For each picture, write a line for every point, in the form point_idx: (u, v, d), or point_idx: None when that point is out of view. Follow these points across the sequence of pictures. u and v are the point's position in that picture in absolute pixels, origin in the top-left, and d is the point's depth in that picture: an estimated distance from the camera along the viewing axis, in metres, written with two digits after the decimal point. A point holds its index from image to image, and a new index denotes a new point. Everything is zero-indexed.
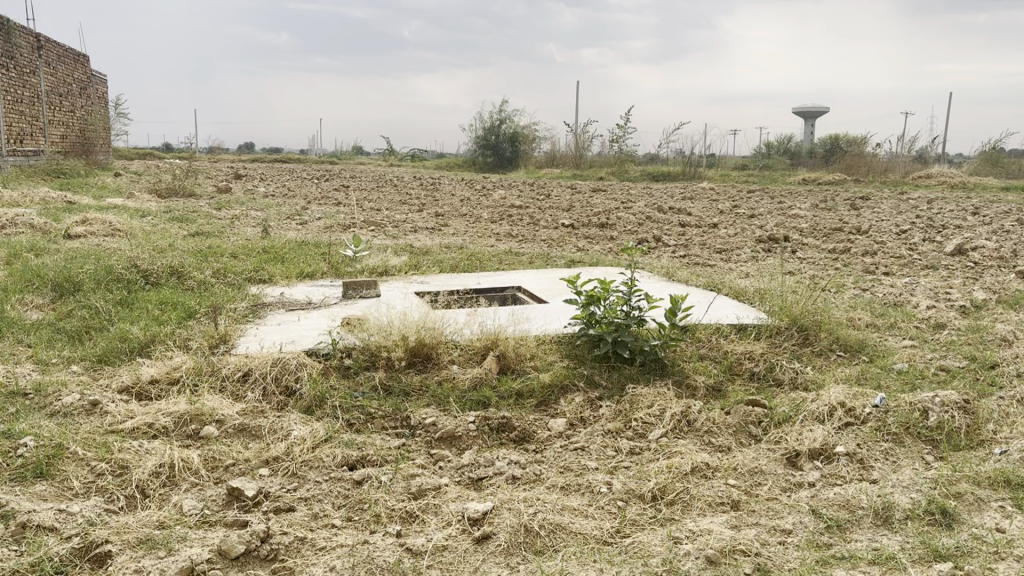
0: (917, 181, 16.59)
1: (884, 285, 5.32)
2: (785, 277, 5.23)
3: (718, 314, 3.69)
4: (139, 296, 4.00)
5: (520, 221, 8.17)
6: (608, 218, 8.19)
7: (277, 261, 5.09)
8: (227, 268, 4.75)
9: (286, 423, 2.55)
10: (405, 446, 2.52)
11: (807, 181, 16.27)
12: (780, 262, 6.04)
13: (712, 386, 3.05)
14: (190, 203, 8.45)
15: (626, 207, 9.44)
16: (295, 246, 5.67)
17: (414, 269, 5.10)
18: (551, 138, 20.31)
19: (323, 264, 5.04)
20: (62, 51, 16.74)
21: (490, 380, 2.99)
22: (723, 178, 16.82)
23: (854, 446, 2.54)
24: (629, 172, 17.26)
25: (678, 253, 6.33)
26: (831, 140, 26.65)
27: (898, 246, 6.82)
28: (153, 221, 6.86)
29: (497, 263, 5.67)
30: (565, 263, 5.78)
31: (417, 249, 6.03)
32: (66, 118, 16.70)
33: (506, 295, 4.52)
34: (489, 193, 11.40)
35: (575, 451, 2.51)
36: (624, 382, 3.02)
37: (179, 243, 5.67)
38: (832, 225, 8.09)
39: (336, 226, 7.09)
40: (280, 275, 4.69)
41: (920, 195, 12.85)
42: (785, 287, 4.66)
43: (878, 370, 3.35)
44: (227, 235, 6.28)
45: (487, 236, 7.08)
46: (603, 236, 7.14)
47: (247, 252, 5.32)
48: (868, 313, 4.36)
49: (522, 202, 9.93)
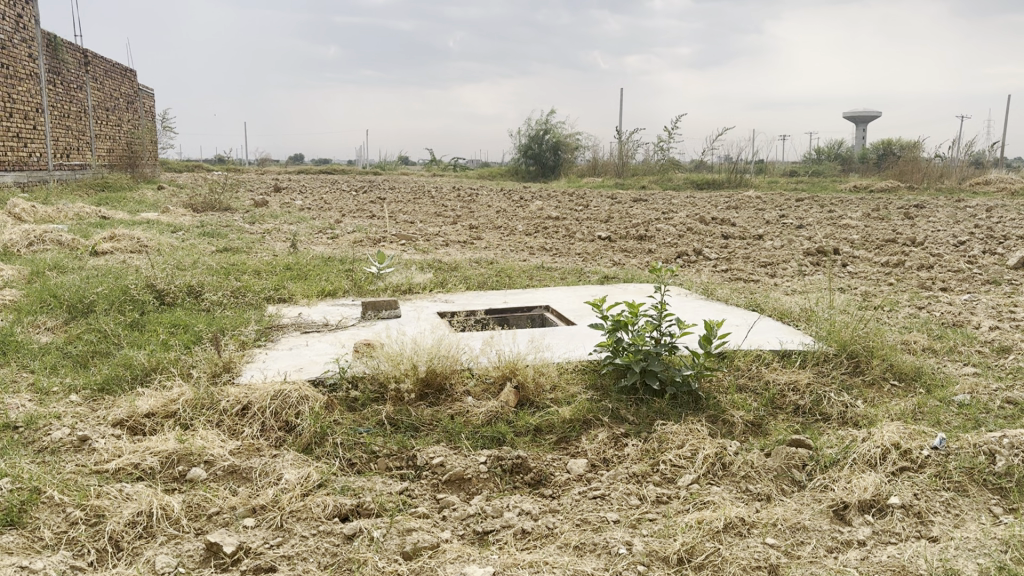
0: (975, 188, 15.95)
1: (941, 302, 4.97)
2: (834, 295, 4.91)
3: (759, 339, 3.40)
4: (151, 318, 3.86)
5: (556, 233, 7.94)
6: (647, 230, 7.91)
7: (300, 278, 4.93)
8: (247, 286, 4.60)
9: (280, 465, 2.35)
10: (407, 491, 2.30)
11: (858, 189, 15.73)
12: (828, 277, 5.71)
13: (751, 422, 2.78)
14: (224, 216, 8.40)
15: (667, 218, 9.15)
16: (320, 261, 5.52)
17: (440, 287, 4.90)
18: (593, 146, 20.05)
19: (346, 281, 4.87)
20: (109, 66, 17.01)
21: (506, 413, 2.76)
22: (770, 186, 16.38)
23: (910, 497, 2.24)
24: (673, 181, 16.93)
25: (719, 267, 6.04)
26: (883, 145, 25.89)
27: (956, 259, 6.43)
28: (183, 236, 6.78)
29: (528, 279, 5.45)
30: (599, 278, 5.53)
31: (446, 263, 5.83)
32: (113, 132, 16.96)
33: (534, 315, 4.28)
34: (528, 204, 11.20)
35: (594, 499, 2.26)
36: (653, 417, 2.76)
37: (204, 260, 5.55)
38: (884, 236, 7.71)
39: (366, 240, 6.93)
40: (301, 294, 4.53)
41: (979, 203, 12.29)
42: (834, 307, 4.34)
43: (937, 403, 3.04)
44: (255, 250, 6.16)
45: (521, 250, 6.86)
46: (641, 249, 6.88)
47: (270, 269, 5.18)
48: (925, 335, 4.03)
49: (559, 213, 9.70)
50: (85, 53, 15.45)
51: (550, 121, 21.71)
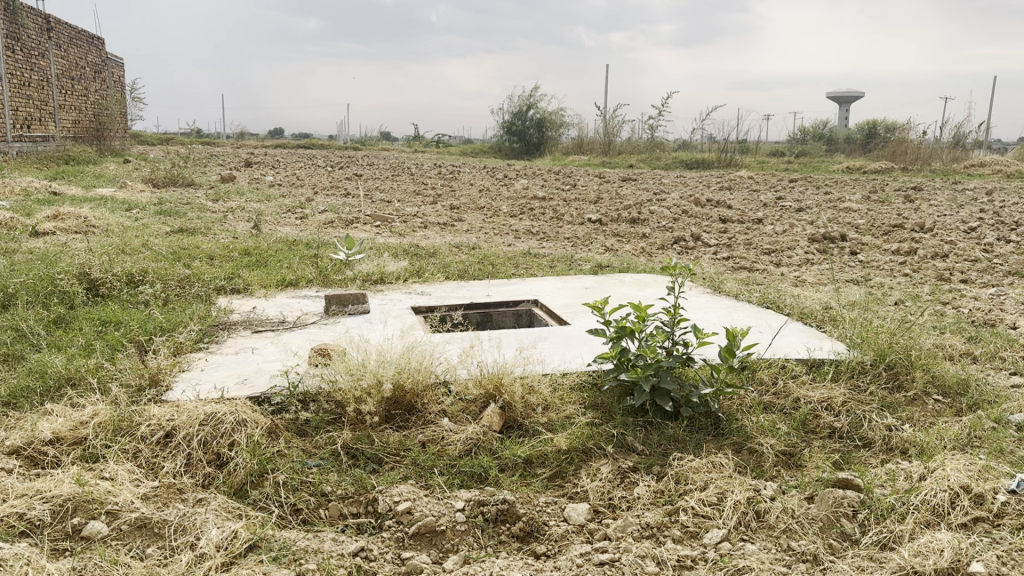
0: (969, 170, 15.58)
1: (966, 297, 4.53)
2: (850, 289, 4.46)
3: (784, 346, 2.93)
4: (79, 313, 3.33)
5: (543, 215, 7.46)
6: (639, 212, 7.43)
7: (258, 265, 4.42)
8: (197, 274, 4.08)
9: (202, 518, 1.85)
10: (363, 552, 1.82)
11: (850, 171, 15.31)
12: (838, 267, 5.27)
13: (783, 454, 2.32)
14: (187, 193, 7.85)
15: (659, 199, 8.67)
16: (284, 246, 5.00)
17: (415, 277, 4.39)
18: (579, 123, 19.55)
19: (310, 269, 4.35)
20: (75, 33, 16.26)
21: (489, 442, 2.27)
22: (761, 166, 15.92)
23: (995, 563, 1.78)
24: (661, 160, 16.44)
25: (719, 256, 5.57)
26: (870, 125, 25.51)
27: (971, 247, 6.00)
28: (137, 215, 6.21)
29: (513, 267, 4.97)
30: (591, 267, 5.05)
31: (423, 249, 5.33)
32: (79, 102, 16.22)
33: (521, 311, 3.82)
34: (512, 183, 10.70)
35: (598, 563, 1.79)
36: (667, 446, 2.28)
37: (154, 242, 5.01)
38: (891, 220, 7.28)
39: (338, 222, 6.41)
40: (258, 284, 4.03)
41: (977, 185, 11.91)
42: (856, 305, 3.88)
43: (997, 424, 2.57)
44: (214, 231, 5.63)
45: (505, 234, 6.37)
46: (635, 234, 6.41)
47: (226, 254, 4.65)
48: (961, 337, 3.58)
49: (546, 193, 9.21)
50: (47, 18, 14.68)
51: (534, 97, 21.16)
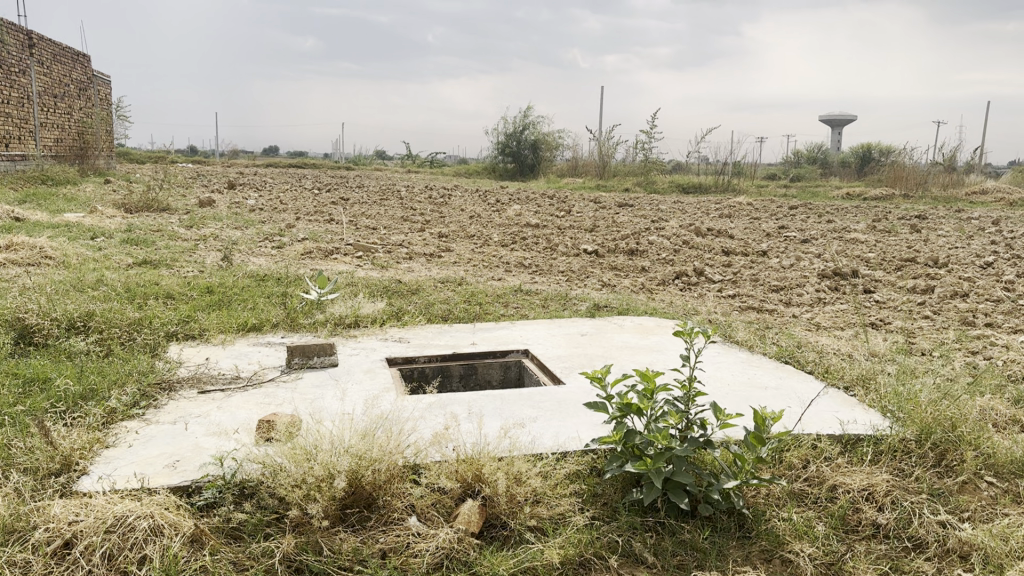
0: (971, 196, 15.27)
1: (998, 343, 4.13)
2: (871, 337, 4.06)
3: (812, 418, 2.52)
4: (1, 367, 2.91)
5: (535, 245, 7.08)
6: (637, 242, 7.05)
7: (220, 306, 4.01)
8: (149, 317, 3.66)
9: None
10: None
11: (850, 197, 15.01)
12: (853, 308, 4.88)
13: (823, 565, 1.90)
14: (160, 219, 7.44)
15: (657, 227, 8.30)
16: (253, 282, 4.59)
17: (394, 320, 3.97)
18: (573, 145, 19.24)
19: (277, 310, 3.93)
20: (59, 49, 15.92)
21: (465, 551, 1.85)
22: (758, 191, 15.59)
23: None
24: (656, 184, 16.12)
25: (723, 294, 5.19)
26: (866, 147, 25.24)
27: (991, 285, 5.61)
28: (100, 244, 5.80)
29: (501, 307, 4.58)
30: (588, 307, 4.65)
31: (405, 285, 4.93)
32: (62, 120, 15.82)
33: (509, 362, 3.40)
34: (505, 208, 10.34)
35: None
36: (683, 557, 1.86)
37: (111, 276, 4.59)
38: (902, 253, 6.91)
39: (317, 252, 6.00)
40: (217, 329, 3.61)
41: (982, 213, 11.57)
42: (883, 361, 3.48)
43: None
44: (179, 264, 5.22)
45: (495, 267, 5.98)
46: (633, 267, 6.03)
47: (187, 292, 4.24)
48: (1005, 396, 3.17)
49: (539, 220, 8.84)
50: (29, 35, 14.32)
51: (529, 118, 20.86)
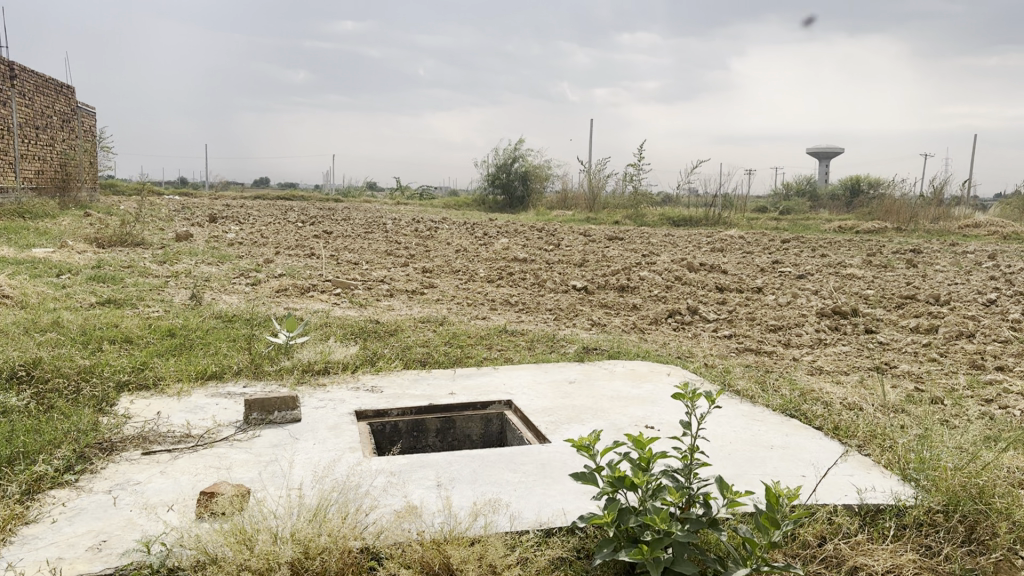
0: (964, 230, 15.11)
1: (1012, 389, 3.87)
2: (877, 385, 3.80)
3: (826, 487, 2.25)
4: None
5: (522, 281, 6.82)
6: (628, 278, 6.81)
7: (182, 351, 3.73)
8: (102, 364, 3.37)
9: None
10: None
11: (843, 230, 14.85)
12: (854, 351, 4.63)
13: None
14: (133, 254, 7.16)
15: (648, 262, 8.07)
16: (221, 324, 4.32)
17: (367, 366, 3.69)
18: (563, 177, 19.09)
19: (242, 356, 3.66)
20: (43, 81, 15.72)
21: None
22: (750, 224, 15.42)
23: None
24: (646, 216, 15.94)
25: (718, 334, 4.94)
26: (855, 180, 25.17)
27: (997, 324, 5.37)
28: (65, 282, 5.52)
29: (484, 350, 4.31)
30: (577, 349, 4.38)
31: (383, 325, 4.66)
32: (44, 152, 15.56)
33: (490, 415, 3.12)
34: (493, 242, 10.11)
35: None
36: None
37: (68, 317, 4.30)
38: (901, 290, 6.68)
39: (293, 289, 5.73)
40: (174, 378, 3.33)
41: (977, 247, 11.39)
42: (893, 413, 3.22)
43: None
44: (145, 304, 4.94)
45: (479, 304, 5.72)
46: (623, 305, 5.79)
47: (147, 336, 3.96)
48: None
49: (528, 254, 8.60)
50: (10, 66, 14.11)
51: (518, 150, 20.73)
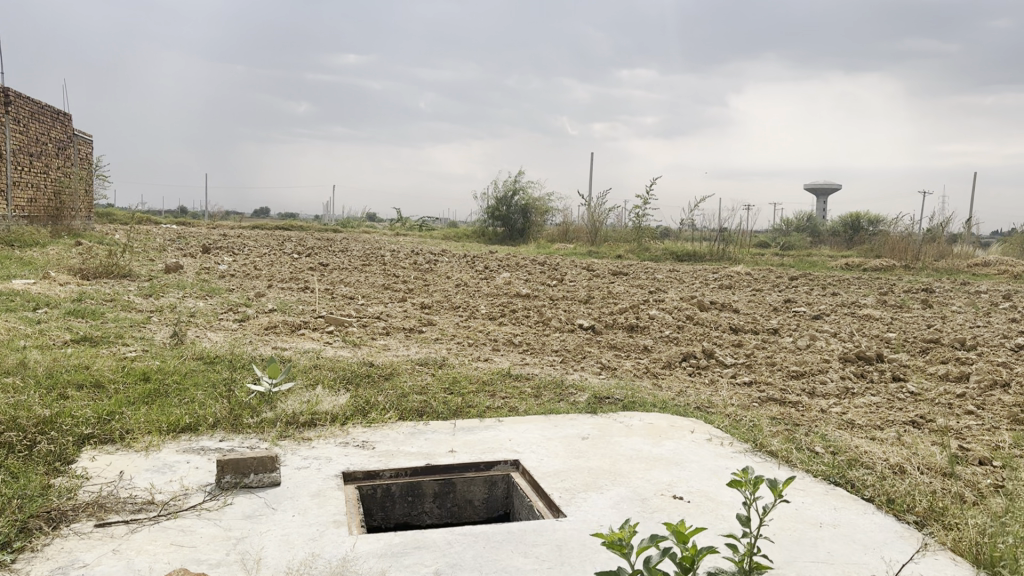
0: (974, 269, 14.75)
1: None
2: (919, 441, 3.46)
3: None
4: None
5: (526, 319, 6.49)
6: (637, 317, 6.48)
7: (154, 398, 3.39)
8: (61, 413, 3.03)
9: None
10: None
11: (849, 267, 14.52)
12: (885, 401, 4.30)
13: None
14: (118, 286, 6.83)
15: (655, 299, 7.75)
16: (202, 367, 3.97)
17: (359, 417, 3.35)
18: (565, 210, 18.82)
19: (221, 404, 3.32)
20: (38, 108, 15.50)
21: None
22: (755, 260, 15.09)
23: None
24: (649, 251, 15.62)
25: (737, 381, 4.61)
26: (857, 216, 24.87)
27: None
28: (40, 316, 5.19)
29: (486, 397, 3.96)
30: (588, 397, 4.05)
31: (378, 368, 4.32)
32: (38, 179, 15.27)
33: (495, 477, 2.77)
34: (493, 276, 9.79)
35: None
36: None
37: (36, 356, 3.96)
38: (923, 333, 6.35)
39: (283, 327, 5.40)
40: (142, 431, 2.99)
41: (990, 288, 11.05)
42: (946, 479, 2.88)
43: None
44: (123, 342, 4.61)
45: (481, 345, 5.39)
46: (633, 346, 5.46)
47: (119, 379, 3.62)
48: None
49: (530, 289, 8.27)
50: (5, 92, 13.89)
51: (519, 182, 20.47)
